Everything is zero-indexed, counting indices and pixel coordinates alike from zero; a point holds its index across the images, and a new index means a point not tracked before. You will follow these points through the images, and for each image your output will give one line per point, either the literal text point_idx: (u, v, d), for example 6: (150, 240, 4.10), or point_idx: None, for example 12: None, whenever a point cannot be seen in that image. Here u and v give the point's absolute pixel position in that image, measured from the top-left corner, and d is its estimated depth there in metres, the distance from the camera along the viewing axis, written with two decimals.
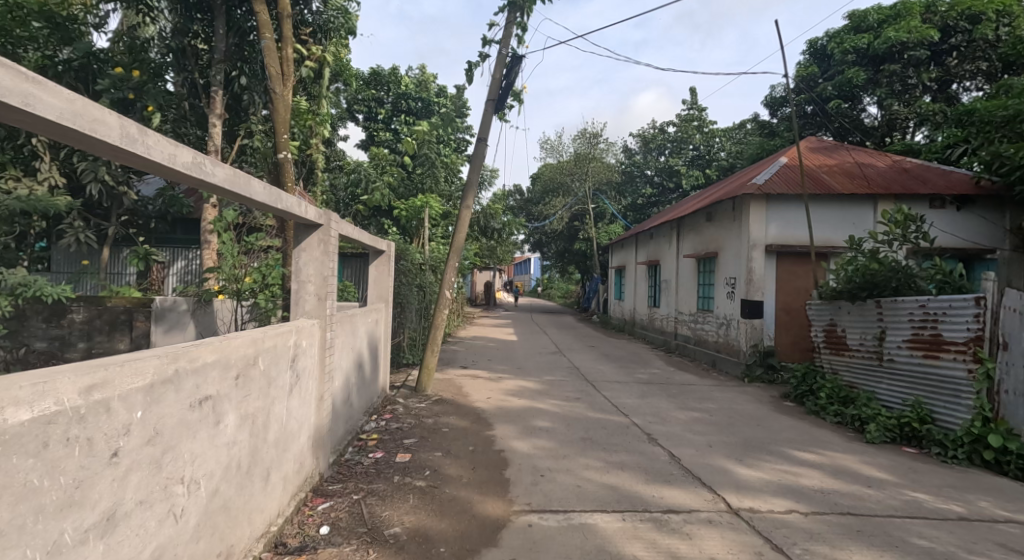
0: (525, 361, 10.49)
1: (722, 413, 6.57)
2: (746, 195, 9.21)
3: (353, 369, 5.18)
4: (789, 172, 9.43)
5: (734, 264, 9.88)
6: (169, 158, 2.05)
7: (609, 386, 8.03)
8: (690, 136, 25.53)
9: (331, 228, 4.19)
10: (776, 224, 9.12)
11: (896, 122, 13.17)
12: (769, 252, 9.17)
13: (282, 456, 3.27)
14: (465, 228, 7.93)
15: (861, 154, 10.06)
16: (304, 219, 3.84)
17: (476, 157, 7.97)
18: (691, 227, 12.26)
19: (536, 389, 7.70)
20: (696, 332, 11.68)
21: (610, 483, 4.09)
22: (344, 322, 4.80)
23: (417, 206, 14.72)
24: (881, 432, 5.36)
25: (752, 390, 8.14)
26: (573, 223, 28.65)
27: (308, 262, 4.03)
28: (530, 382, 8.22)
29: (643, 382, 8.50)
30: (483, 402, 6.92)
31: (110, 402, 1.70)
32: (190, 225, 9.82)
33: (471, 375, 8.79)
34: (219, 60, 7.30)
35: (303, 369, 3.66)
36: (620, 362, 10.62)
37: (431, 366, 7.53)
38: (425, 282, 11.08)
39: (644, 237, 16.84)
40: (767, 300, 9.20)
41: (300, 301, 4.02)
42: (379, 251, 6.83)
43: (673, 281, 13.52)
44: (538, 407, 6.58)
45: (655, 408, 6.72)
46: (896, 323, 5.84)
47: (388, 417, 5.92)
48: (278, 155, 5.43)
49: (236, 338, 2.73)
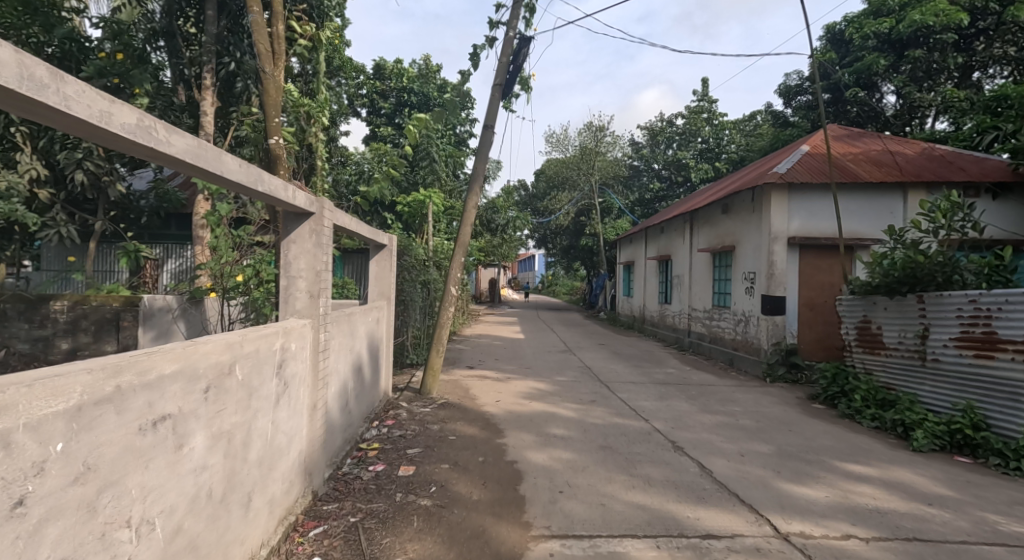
0: (533, 360, 10.08)
1: (749, 417, 6.12)
2: (766, 186, 8.75)
3: (351, 373, 4.74)
4: (813, 161, 8.94)
5: (751, 258, 9.46)
6: (101, 115, 1.61)
7: (624, 388, 7.58)
8: (699, 129, 25.10)
9: (324, 216, 3.75)
10: (799, 215, 8.65)
11: (918, 110, 12.75)
12: (791, 245, 8.71)
13: (266, 477, 2.84)
14: (471, 222, 7.48)
15: (888, 140, 9.55)
16: (293, 206, 3.39)
17: (482, 147, 7.53)
18: (705, 220, 11.80)
19: (548, 390, 7.29)
20: (712, 329, 11.23)
21: (637, 501, 3.66)
22: (340, 322, 4.37)
23: (420, 200, 14.55)
24: (929, 440, 4.90)
25: (776, 391, 7.68)
26: (579, 219, 28.23)
27: (298, 256, 3.60)
28: (540, 383, 7.80)
29: (659, 382, 8.06)
30: (492, 405, 6.51)
31: (10, 435, 1.28)
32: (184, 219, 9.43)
33: (477, 376, 8.37)
34: (209, 44, 6.87)
35: (291, 377, 3.22)
36: (632, 361, 10.20)
37: (436, 368, 7.12)
38: (427, 279, 10.72)
39: (654, 231, 16.41)
40: (789, 295, 8.73)
41: (290, 299, 3.58)
42: (380, 245, 6.39)
43: (685, 277, 13.12)
44: (551, 411, 6.16)
45: (676, 411, 6.28)
46: (941, 319, 5.38)
47: (390, 424, 5.50)
48: (269, 141, 5.01)
49: (206, 343, 2.30)
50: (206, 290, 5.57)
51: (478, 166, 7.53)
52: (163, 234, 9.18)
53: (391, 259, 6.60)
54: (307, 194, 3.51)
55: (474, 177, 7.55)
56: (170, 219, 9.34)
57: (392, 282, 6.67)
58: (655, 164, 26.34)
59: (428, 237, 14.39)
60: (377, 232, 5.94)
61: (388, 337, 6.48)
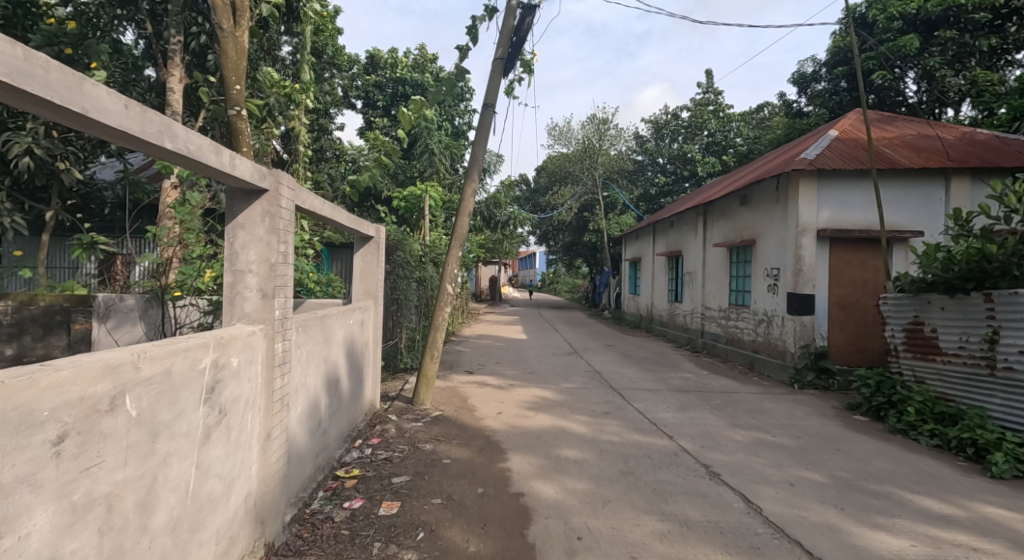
0: (537, 363, 9.35)
1: (786, 432, 5.37)
2: (793, 174, 7.98)
3: (323, 389, 3.97)
4: (845, 146, 8.16)
5: (774, 252, 8.72)
6: None
7: (640, 397, 6.84)
8: (705, 121, 24.37)
9: (282, 194, 2.94)
10: (829, 206, 7.90)
11: (946, 96, 12.00)
12: (821, 238, 7.95)
13: (186, 544, 2.06)
14: (469, 213, 6.71)
15: (922, 124, 8.77)
16: (237, 179, 2.59)
17: (480, 128, 6.76)
18: (721, 213, 11.04)
19: (556, 400, 6.55)
20: (729, 330, 10.49)
21: (675, 553, 2.92)
22: (309, 327, 3.60)
23: (417, 194, 13.97)
24: (1011, 466, 4.15)
25: (808, 400, 6.93)
26: (582, 215, 27.49)
27: (247, 244, 2.80)
28: (546, 391, 7.06)
29: (677, 391, 7.31)
30: (493, 418, 5.77)
31: None
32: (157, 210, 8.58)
33: (477, 383, 7.63)
34: (175, 12, 6.11)
35: (230, 401, 2.44)
36: (645, 365, 9.46)
37: (431, 376, 6.37)
38: (422, 276, 9.99)
39: (663, 226, 15.66)
40: (819, 293, 7.96)
41: (236, 301, 2.81)
42: (365, 237, 5.62)
43: (697, 274, 12.38)
44: (560, 427, 5.42)
45: (702, 426, 5.54)
46: (1014, 321, 4.62)
47: (375, 444, 4.77)
48: (229, 112, 4.26)
49: (68, 366, 1.52)
50: (156, 293, 4.68)
51: (476, 150, 6.75)
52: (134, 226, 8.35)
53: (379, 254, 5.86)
54: (259, 166, 2.72)
55: (472, 161, 6.77)
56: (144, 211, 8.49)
57: (380, 279, 5.89)
58: (660, 158, 25.58)
59: (425, 231, 13.67)
60: (359, 221, 5.17)
61: (374, 342, 5.70)
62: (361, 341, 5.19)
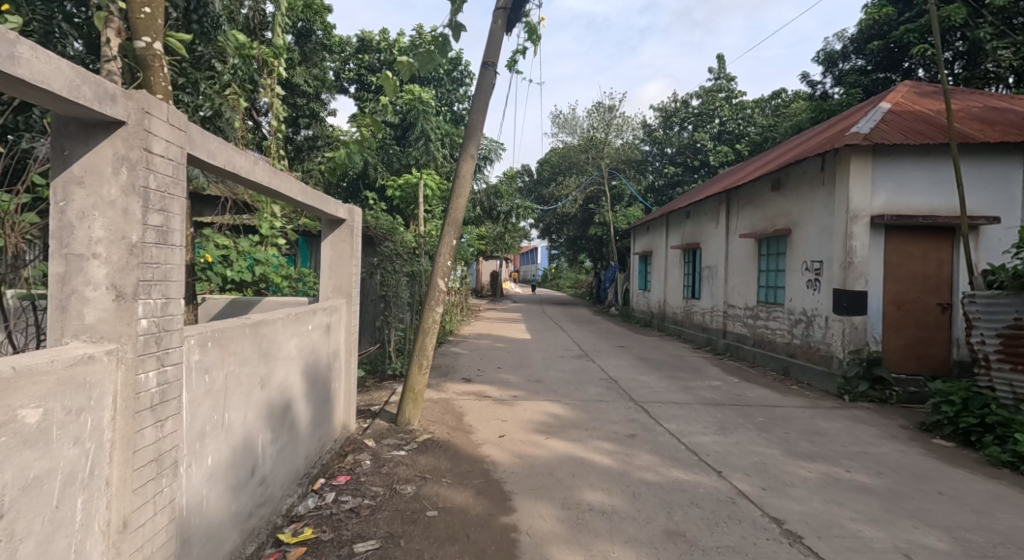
0: (544, 369, 8.31)
1: (860, 464, 4.31)
2: (844, 150, 6.87)
3: (259, 424, 2.86)
4: (902, 118, 7.05)
5: (817, 244, 7.65)
6: None
7: (668, 414, 5.77)
8: (716, 108, 23.27)
9: (158, 133, 1.82)
10: (885, 188, 6.80)
11: (997, 71, 10.86)
12: (875, 226, 6.85)
13: None
14: (466, 194, 5.61)
15: (987, 96, 7.64)
16: (46, 93, 1.45)
17: (479, 93, 5.67)
18: (748, 200, 9.96)
19: (569, 418, 5.50)
20: (758, 331, 9.44)
21: None
22: (231, 341, 2.50)
23: (411, 182, 13.05)
24: None
25: (867, 417, 5.87)
26: (587, 207, 26.44)
27: (86, 213, 1.68)
28: (557, 406, 6.00)
29: (710, 405, 6.25)
30: (494, 443, 4.71)
31: None
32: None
33: (477, 394, 6.58)
34: None
35: (6, 494, 1.30)
36: (665, 371, 8.41)
37: (419, 390, 5.29)
38: (415, 270, 8.94)
39: (676, 217, 14.60)
40: (872, 289, 6.86)
41: (69, 304, 1.68)
42: (335, 220, 4.56)
43: (718, 268, 11.32)
44: (577, 458, 4.37)
45: (752, 454, 4.48)
46: None
47: (341, 488, 3.69)
48: (137, 45, 3.22)
49: None
50: None
51: (472, 118, 5.65)
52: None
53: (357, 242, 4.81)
54: (95, 77, 1.58)
55: (468, 132, 5.68)
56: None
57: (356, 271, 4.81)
58: (669, 148, 24.46)
59: (420, 221, 12.61)
60: (325, 198, 4.08)
61: (346, 353, 4.62)
62: (326, 354, 4.09)
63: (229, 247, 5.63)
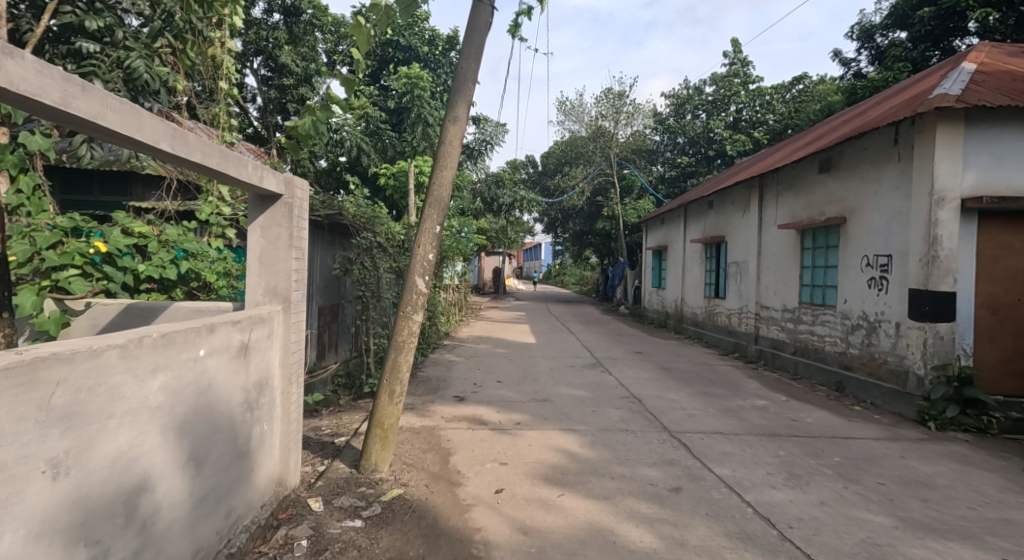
0: (553, 383, 7.05)
1: (1014, 543, 3.01)
2: (928, 117, 5.52)
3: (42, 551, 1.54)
4: (996, 80, 5.71)
5: (885, 234, 6.33)
6: None
7: (716, 451, 4.47)
8: (733, 94, 21.94)
9: None
10: (979, 164, 5.47)
11: None
12: (966, 212, 5.50)
13: None
14: (453, 166, 4.32)
15: None
16: None
17: (470, 34, 4.37)
18: (787, 185, 8.63)
19: (588, 460, 4.21)
20: (801, 337, 8.13)
21: None
22: None
23: (405, 168, 11.83)
24: None
25: (971, 454, 4.56)
26: (596, 199, 25.24)
27: None
28: (571, 440, 4.73)
29: (764, 436, 4.96)
30: (489, 505, 3.43)
31: None
32: (73, 176, 6.47)
33: (471, 421, 5.31)
34: None
35: None
36: (696, 386, 7.13)
37: (389, 427, 4.00)
38: (393, 265, 7.69)
39: (696, 208, 13.31)
40: (963, 290, 5.52)
41: None
42: (270, 195, 3.29)
43: (749, 264, 10.01)
44: (606, 534, 3.08)
45: (854, 525, 3.17)
46: None
47: None
48: None
49: None
50: None
51: (461, 66, 4.35)
52: (78, 187, 6.49)
53: (304, 225, 3.55)
54: None
55: (457, 83, 4.37)
56: (90, 176, 6.48)
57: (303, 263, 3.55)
58: (681, 137, 23.10)
59: (412, 211, 11.35)
60: (242, 163, 2.81)
61: (280, 385, 3.31)
62: (241, 393, 2.79)
63: (149, 236, 4.32)
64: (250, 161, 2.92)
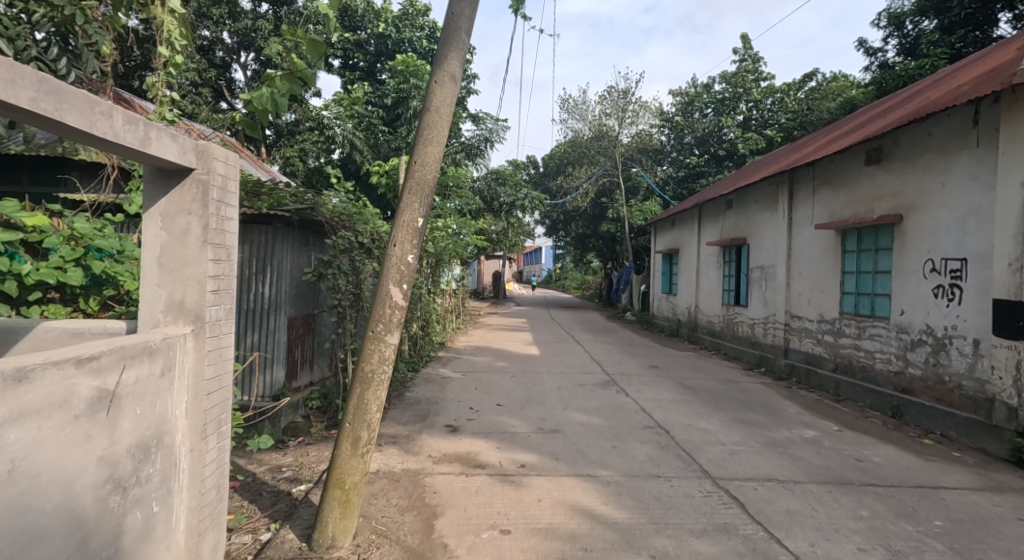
0: (561, 407, 6.06)
1: None
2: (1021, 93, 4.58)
3: None
4: None
5: (959, 235, 5.35)
6: None
7: (779, 510, 3.48)
8: (745, 92, 21.02)
9: None
10: None
11: None
12: None
13: None
14: (441, 141, 3.34)
15: None
16: None
17: None
18: (825, 180, 7.64)
19: (618, 527, 3.22)
20: (843, 353, 7.14)
21: None
22: None
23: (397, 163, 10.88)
24: None
25: None
26: (600, 201, 24.31)
27: None
28: (591, 491, 3.75)
29: (830, 484, 3.98)
30: None
31: None
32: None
33: (464, 462, 4.32)
34: None
35: None
36: (727, 411, 6.14)
37: (351, 490, 3.00)
38: (375, 268, 6.69)
39: (711, 208, 12.34)
40: None
41: None
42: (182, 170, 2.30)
43: (776, 270, 9.02)
44: None
45: None
46: None
47: None
48: None
49: None
50: None
51: (450, 9, 3.36)
52: (5, 176, 5.50)
53: (235, 214, 2.59)
54: None
55: (445, 32, 3.39)
56: (17, 163, 5.48)
57: (231, 265, 2.58)
58: (689, 136, 22.14)
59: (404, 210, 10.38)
60: (102, 112, 1.86)
61: (188, 441, 2.31)
62: (101, 469, 1.80)
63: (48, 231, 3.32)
64: (123, 113, 1.94)
